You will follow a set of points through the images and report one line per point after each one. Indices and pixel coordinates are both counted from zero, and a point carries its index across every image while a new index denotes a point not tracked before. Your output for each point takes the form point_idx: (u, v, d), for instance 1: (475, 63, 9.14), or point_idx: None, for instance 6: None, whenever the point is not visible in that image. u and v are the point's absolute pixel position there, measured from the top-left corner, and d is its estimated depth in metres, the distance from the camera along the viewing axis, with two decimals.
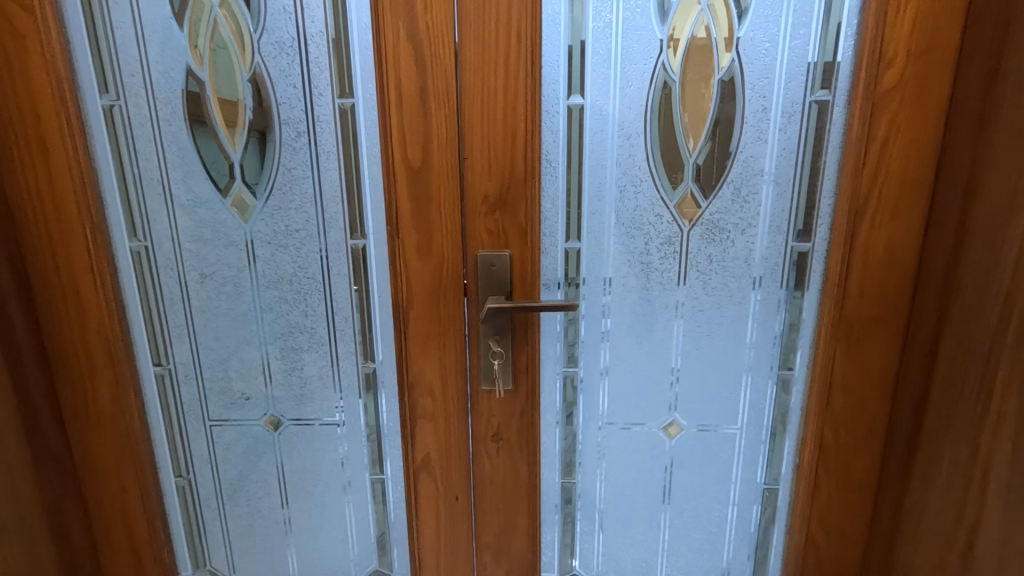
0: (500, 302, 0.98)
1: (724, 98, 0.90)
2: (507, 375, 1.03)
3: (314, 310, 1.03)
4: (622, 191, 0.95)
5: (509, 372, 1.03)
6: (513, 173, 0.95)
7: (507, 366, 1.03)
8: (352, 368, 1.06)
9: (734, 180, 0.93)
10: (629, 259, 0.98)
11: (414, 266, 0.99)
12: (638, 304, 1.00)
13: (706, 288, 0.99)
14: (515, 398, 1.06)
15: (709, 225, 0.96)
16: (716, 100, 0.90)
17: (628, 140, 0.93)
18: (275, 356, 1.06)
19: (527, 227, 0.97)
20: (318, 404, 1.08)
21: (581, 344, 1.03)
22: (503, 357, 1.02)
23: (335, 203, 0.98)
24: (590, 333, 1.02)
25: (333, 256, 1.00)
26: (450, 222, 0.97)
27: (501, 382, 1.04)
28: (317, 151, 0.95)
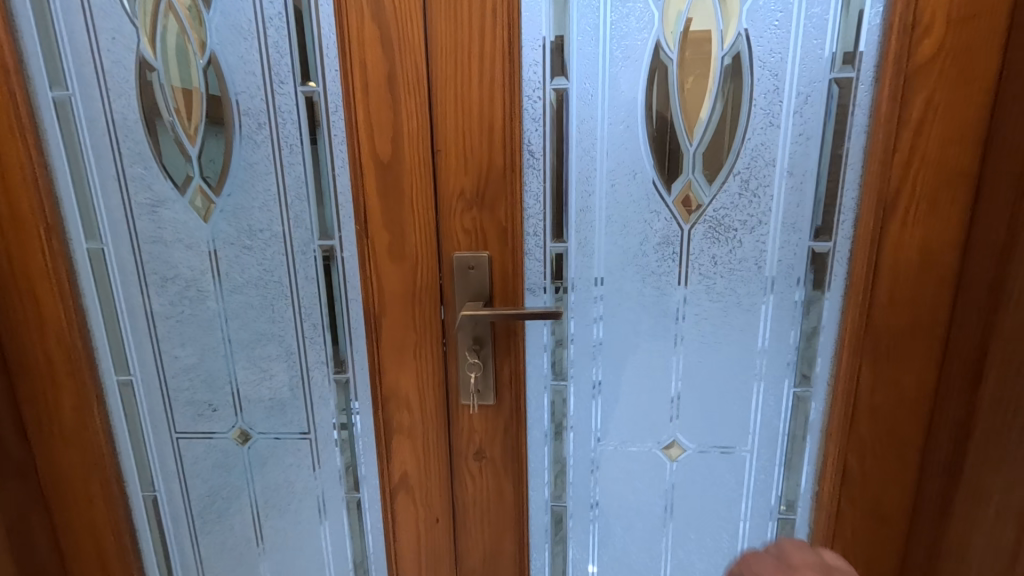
0: (479, 310, 0.88)
1: (728, 79, 0.79)
2: (489, 389, 0.94)
3: (282, 317, 0.96)
4: (614, 186, 0.85)
5: (492, 386, 0.93)
6: (490, 166, 0.85)
7: (489, 379, 0.93)
8: (323, 378, 0.98)
9: (740, 173, 0.82)
10: (623, 261, 0.88)
11: (385, 269, 0.91)
12: (635, 311, 0.90)
13: (711, 294, 0.88)
14: (499, 414, 0.96)
15: (714, 223, 0.85)
16: (719, 81, 0.79)
17: (622, 129, 0.83)
18: (243, 365, 0.99)
19: (507, 226, 0.87)
20: (288, 417, 1.01)
21: (570, 355, 0.93)
22: (483, 371, 0.92)
23: (301, 200, 0.90)
24: (580, 343, 0.92)
25: (300, 258, 0.93)
26: (424, 220, 0.88)
27: (482, 397, 0.94)
28: (280, 144, 0.88)
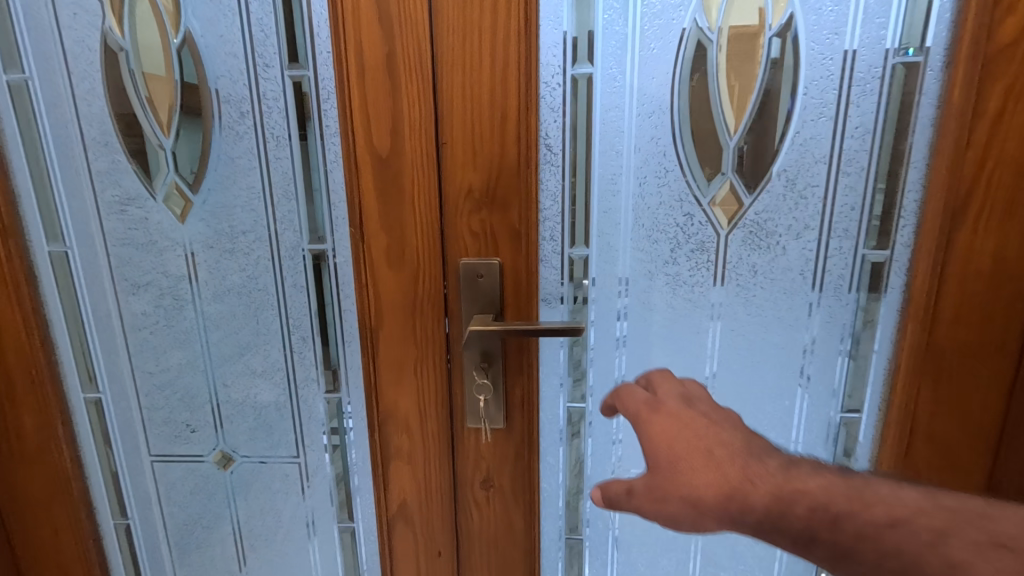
0: (490, 326, 0.77)
1: (775, 64, 0.69)
2: (499, 412, 0.84)
3: (268, 329, 0.86)
4: (641, 186, 0.75)
5: (502, 409, 0.84)
6: (502, 161, 0.75)
7: (499, 402, 0.83)
8: (314, 396, 0.89)
9: (786, 171, 0.72)
10: (650, 270, 0.78)
11: (382, 277, 0.80)
12: (663, 326, 0.80)
13: (749, 308, 0.78)
14: (509, 438, 0.86)
15: (754, 227, 0.75)
16: (764, 67, 0.70)
17: (651, 120, 0.73)
18: (224, 382, 0.90)
19: (520, 229, 0.77)
20: (276, 439, 0.92)
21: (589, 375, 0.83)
22: (492, 393, 0.82)
23: (288, 198, 0.80)
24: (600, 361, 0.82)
25: (288, 263, 0.83)
26: (426, 221, 0.78)
27: (490, 420, 0.84)
28: (264, 136, 0.78)
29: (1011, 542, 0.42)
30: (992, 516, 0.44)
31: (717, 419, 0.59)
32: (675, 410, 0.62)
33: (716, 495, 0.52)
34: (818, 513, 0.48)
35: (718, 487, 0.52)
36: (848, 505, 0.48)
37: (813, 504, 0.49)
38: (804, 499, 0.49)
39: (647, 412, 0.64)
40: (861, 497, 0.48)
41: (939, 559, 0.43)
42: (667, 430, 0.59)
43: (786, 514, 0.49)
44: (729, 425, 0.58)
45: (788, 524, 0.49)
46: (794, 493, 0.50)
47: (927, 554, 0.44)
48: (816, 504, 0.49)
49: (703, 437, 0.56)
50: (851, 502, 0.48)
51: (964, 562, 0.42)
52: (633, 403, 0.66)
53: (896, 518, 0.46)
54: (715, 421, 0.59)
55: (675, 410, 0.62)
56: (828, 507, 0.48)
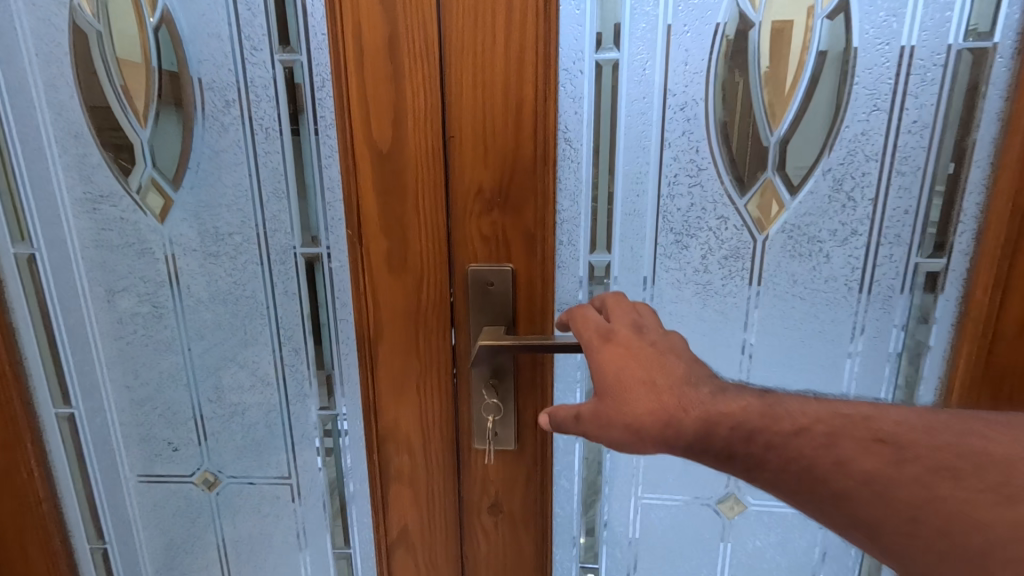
0: (501, 342, 0.69)
1: (824, 50, 0.62)
2: (509, 433, 0.77)
3: (256, 340, 0.79)
4: (670, 185, 0.68)
5: (513, 429, 0.76)
6: (516, 157, 0.67)
7: (509, 422, 0.76)
8: (307, 413, 0.81)
9: (832, 170, 0.65)
10: (678, 278, 0.71)
11: (382, 285, 0.73)
12: (691, 340, 0.73)
13: (787, 321, 0.71)
14: (520, 460, 0.79)
15: (796, 233, 0.67)
16: (813, 52, 0.62)
17: (682, 112, 0.65)
18: (208, 397, 0.82)
19: (535, 232, 0.69)
20: (265, 458, 0.85)
21: None
22: (503, 410, 0.75)
23: (278, 197, 0.73)
24: None
25: (278, 268, 0.76)
26: (432, 224, 0.70)
27: (500, 441, 0.77)
28: (252, 127, 0.70)
29: (892, 439, 0.46)
30: (884, 420, 0.47)
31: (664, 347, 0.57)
32: (628, 338, 0.58)
33: (654, 422, 0.52)
34: (738, 430, 0.50)
35: (655, 415, 0.52)
36: (765, 422, 0.50)
37: (734, 423, 0.50)
38: (727, 420, 0.50)
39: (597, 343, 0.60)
40: (775, 413, 0.50)
41: (835, 461, 0.47)
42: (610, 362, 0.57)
43: (711, 434, 0.50)
44: (668, 348, 0.56)
45: (712, 442, 0.51)
46: (718, 415, 0.51)
47: (828, 458, 0.47)
48: (736, 423, 0.50)
49: (640, 367, 0.55)
50: (767, 419, 0.50)
51: (853, 460, 0.46)
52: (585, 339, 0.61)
53: (802, 428, 0.49)
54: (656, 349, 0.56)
55: (627, 339, 0.58)
56: (746, 425, 0.50)
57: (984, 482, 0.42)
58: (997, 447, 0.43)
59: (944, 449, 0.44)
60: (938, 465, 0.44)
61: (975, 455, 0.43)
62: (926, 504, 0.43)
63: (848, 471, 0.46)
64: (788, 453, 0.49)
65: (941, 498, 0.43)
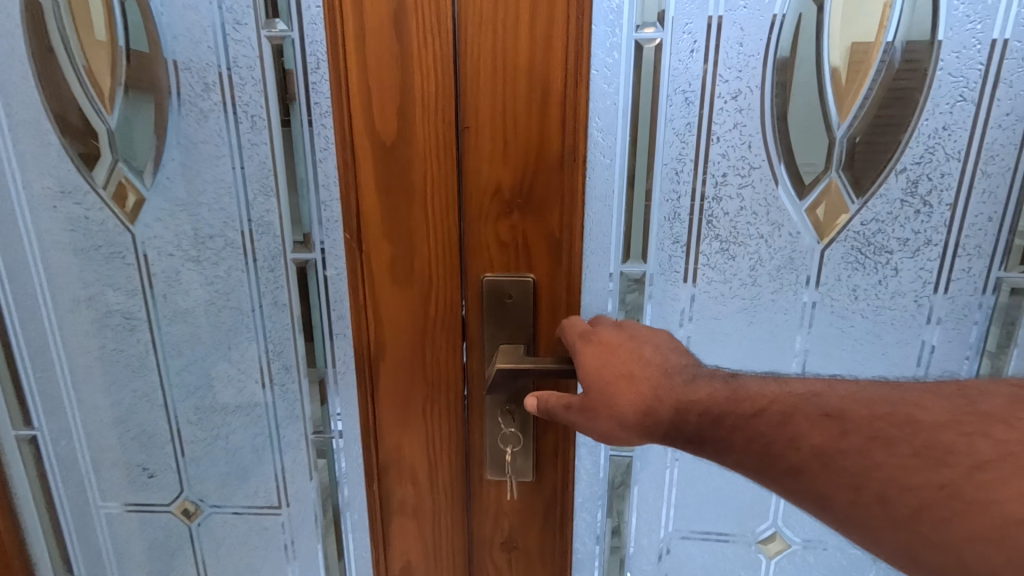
0: (522, 364, 0.61)
1: (905, 30, 0.53)
2: (527, 463, 0.68)
3: (242, 356, 0.70)
4: (717, 186, 0.59)
5: (531, 458, 0.68)
6: (541, 152, 0.58)
7: (526, 451, 0.68)
8: (299, 437, 0.73)
9: (906, 170, 0.56)
10: (723, 292, 0.62)
11: (384, 296, 0.63)
12: (733, 359, 0.64)
13: (844, 342, 0.62)
14: (538, 491, 0.70)
15: (859, 241, 0.59)
16: (891, 34, 0.54)
17: (734, 101, 0.57)
18: (188, 418, 0.74)
19: (561, 238, 0.61)
20: (251, 487, 0.76)
21: None
22: (520, 436, 0.67)
23: (266, 195, 0.64)
24: None
25: (266, 276, 0.67)
26: (443, 227, 0.61)
27: (517, 472, 0.69)
28: (234, 114, 0.61)
29: (836, 412, 0.43)
30: (832, 395, 0.44)
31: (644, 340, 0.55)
32: (609, 336, 0.56)
33: (633, 412, 0.51)
34: (707, 416, 0.48)
35: (634, 405, 0.51)
36: (728, 405, 0.47)
37: (703, 408, 0.48)
38: (695, 406, 0.48)
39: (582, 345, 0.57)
40: (738, 395, 0.47)
41: (787, 437, 0.44)
42: (599, 363, 0.54)
43: (682, 422, 0.49)
44: (646, 340, 0.55)
45: (683, 429, 0.49)
46: (686, 401, 0.49)
47: (782, 434, 0.44)
48: (704, 408, 0.48)
49: (618, 358, 0.54)
50: (730, 402, 0.47)
51: (803, 435, 0.43)
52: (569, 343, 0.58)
53: (762, 409, 0.46)
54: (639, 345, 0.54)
55: (607, 336, 0.56)
56: (712, 410, 0.48)
57: (912, 447, 0.39)
58: (926, 414, 0.40)
59: (881, 419, 0.41)
60: (877, 435, 0.41)
61: (906, 423, 0.40)
62: (867, 476, 0.40)
63: (796, 445, 0.43)
64: (749, 434, 0.46)
65: (880, 469, 0.40)
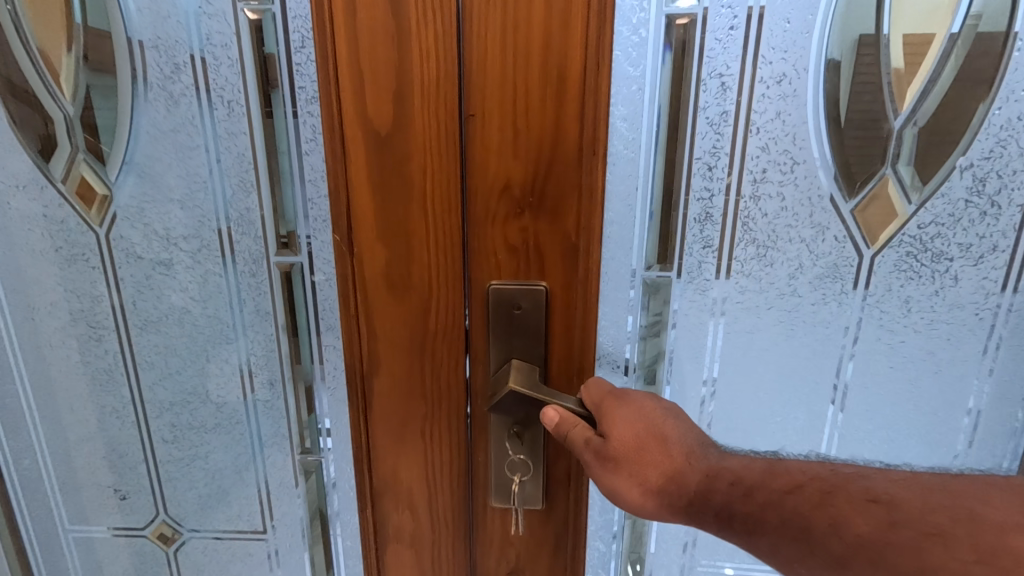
0: (537, 396, 0.54)
1: (976, 14, 0.47)
2: (536, 487, 0.62)
3: (221, 369, 0.63)
4: (755, 183, 0.52)
5: (541, 482, 0.62)
6: (556, 143, 0.51)
7: (536, 476, 0.61)
8: (284, 459, 0.66)
9: (973, 166, 0.50)
10: (757, 302, 0.56)
11: (378, 306, 0.56)
12: (768, 377, 0.58)
13: (893, 360, 0.56)
14: (549, 520, 0.64)
15: (915, 246, 0.52)
16: (959, 20, 0.47)
17: (778, 86, 0.50)
18: (162, 436, 0.67)
19: (577, 241, 0.54)
20: (233, 511, 0.69)
21: None
22: (529, 463, 0.61)
23: (246, 191, 0.57)
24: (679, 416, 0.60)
25: (248, 282, 0.60)
26: (444, 230, 0.54)
27: (525, 500, 0.62)
28: (208, 100, 0.54)
29: (887, 498, 0.37)
30: (881, 478, 0.39)
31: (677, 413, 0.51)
32: (641, 401, 0.51)
33: (658, 476, 0.48)
34: (737, 486, 0.43)
35: (660, 470, 0.48)
36: (763, 476, 0.43)
37: (734, 476, 0.44)
38: (724, 474, 0.44)
39: (613, 403, 0.52)
40: (775, 468, 0.43)
41: (827, 520, 0.38)
42: (627, 421, 0.50)
43: (710, 492, 0.45)
44: (681, 416, 0.51)
45: (710, 499, 0.44)
46: (715, 468, 0.46)
47: (818, 516, 0.39)
48: (735, 477, 0.44)
49: (650, 419, 0.50)
50: (765, 476, 0.43)
51: (845, 521, 0.37)
52: (596, 390, 0.53)
53: (798, 484, 0.41)
54: (675, 414, 0.51)
55: (638, 401, 0.52)
56: (743, 479, 0.43)
57: (976, 553, 0.33)
58: (992, 511, 0.34)
59: (936, 512, 0.35)
60: (933, 531, 0.34)
61: (966, 519, 0.34)
62: None
63: (837, 534, 0.37)
64: (782, 511, 0.40)
65: None
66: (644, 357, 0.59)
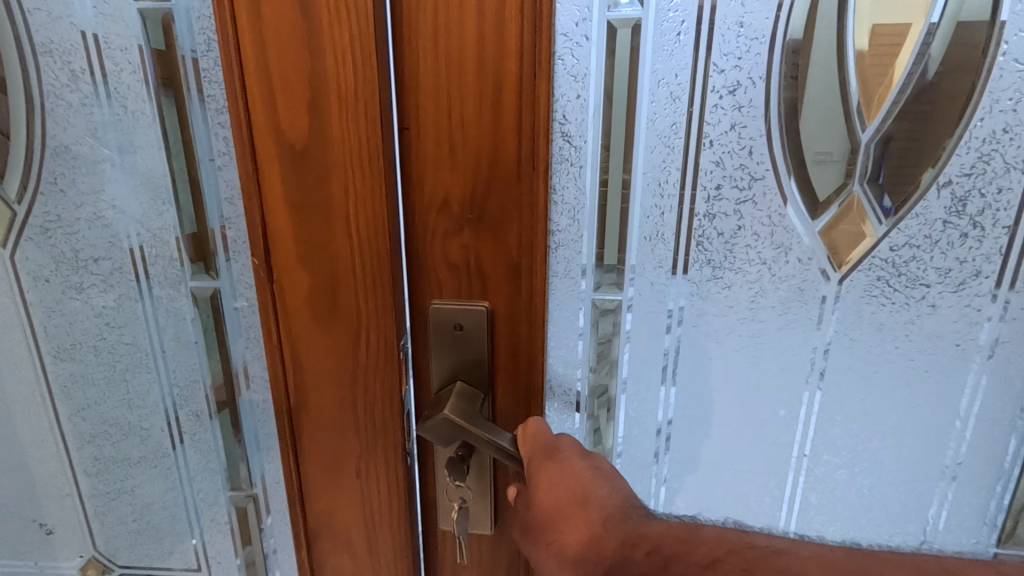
0: (470, 429, 0.48)
1: (953, 15, 0.41)
2: (484, 512, 0.57)
3: (144, 400, 0.59)
4: (709, 200, 0.47)
5: (489, 506, 0.57)
6: (493, 156, 0.46)
7: (483, 499, 0.57)
8: (216, 494, 0.61)
9: (951, 183, 0.45)
10: (716, 327, 0.51)
11: (302, 333, 0.52)
12: (730, 406, 0.53)
13: (864, 388, 0.51)
14: (501, 548, 0.59)
15: (888, 268, 0.47)
16: (938, 11, 0.41)
17: (732, 95, 0.45)
18: (86, 469, 0.62)
19: (521, 261, 0.49)
20: (165, 548, 0.65)
21: (617, 448, 0.56)
22: (478, 484, 0.56)
23: (158, 209, 0.52)
24: (635, 446, 0.56)
25: (167, 307, 0.55)
26: (372, 254, 0.48)
27: (473, 523, 0.57)
28: (111, 110, 0.49)
29: None
30: (795, 554, 0.35)
31: (609, 474, 0.46)
32: (571, 461, 0.46)
33: (577, 542, 0.42)
34: (655, 556, 0.38)
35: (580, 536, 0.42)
36: (680, 545, 0.38)
37: (651, 546, 0.39)
38: (643, 542, 0.40)
39: (543, 462, 0.47)
40: (693, 535, 0.39)
41: None
42: (552, 482, 0.45)
43: (627, 564, 0.39)
44: (610, 476, 0.46)
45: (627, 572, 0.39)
46: (634, 535, 0.40)
47: None
48: (652, 546, 0.39)
49: (579, 479, 0.45)
50: (683, 545, 0.38)
51: None
52: (531, 437, 0.48)
53: (717, 558, 0.37)
54: (605, 475, 0.46)
55: (569, 459, 0.46)
56: (662, 548, 0.38)
57: None
58: None
59: None
60: None
61: None
62: None
63: None
64: None
65: None
66: (596, 377, 0.54)
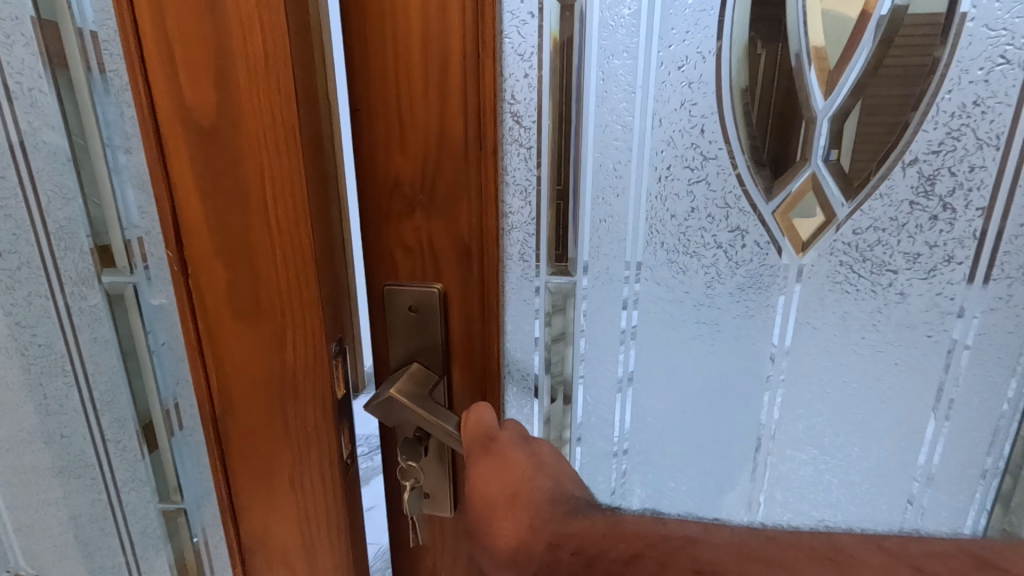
0: (419, 412, 0.46)
1: None
2: (444, 498, 0.53)
3: (62, 404, 0.55)
4: (661, 180, 0.44)
5: (449, 497, 0.53)
6: (440, 133, 0.42)
7: (443, 484, 0.53)
8: (144, 505, 0.57)
9: (918, 162, 0.41)
10: (671, 313, 0.47)
11: (223, 331, 0.47)
12: (685, 402, 0.50)
13: (827, 380, 0.47)
14: (460, 543, 0.55)
15: (852, 251, 0.44)
16: None
17: (681, 70, 0.41)
18: (7, 480, 0.58)
19: (474, 244, 0.44)
20: (94, 563, 0.61)
21: (577, 439, 0.52)
22: (438, 467, 0.52)
23: (62, 197, 0.47)
24: (590, 441, 0.52)
25: (78, 303, 0.50)
26: (292, 248, 0.43)
27: (434, 508, 0.54)
28: (7, 87, 0.45)
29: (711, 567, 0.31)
30: (709, 543, 0.32)
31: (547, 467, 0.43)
32: (508, 452, 0.44)
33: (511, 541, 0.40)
34: (580, 556, 0.35)
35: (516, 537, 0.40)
36: (602, 542, 0.35)
37: (577, 545, 0.36)
38: (568, 541, 0.36)
39: (479, 455, 0.44)
40: (615, 529, 0.35)
41: None
42: (486, 477, 0.43)
43: (554, 567, 0.36)
44: (551, 469, 0.43)
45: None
46: (560, 535, 0.37)
47: None
48: (577, 545, 0.36)
49: (516, 473, 0.43)
50: (605, 542, 0.35)
51: None
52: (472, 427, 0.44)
53: (637, 553, 0.33)
54: (541, 466, 0.43)
55: (506, 450, 0.44)
56: (584, 548, 0.35)
57: None
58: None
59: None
60: None
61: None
62: None
63: None
64: None
65: None
66: (554, 365, 0.50)
